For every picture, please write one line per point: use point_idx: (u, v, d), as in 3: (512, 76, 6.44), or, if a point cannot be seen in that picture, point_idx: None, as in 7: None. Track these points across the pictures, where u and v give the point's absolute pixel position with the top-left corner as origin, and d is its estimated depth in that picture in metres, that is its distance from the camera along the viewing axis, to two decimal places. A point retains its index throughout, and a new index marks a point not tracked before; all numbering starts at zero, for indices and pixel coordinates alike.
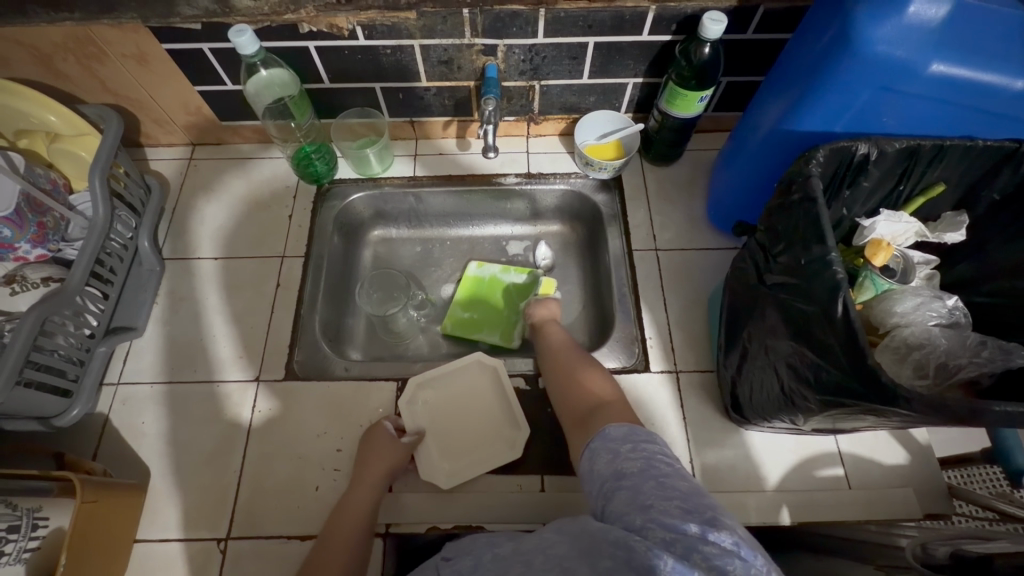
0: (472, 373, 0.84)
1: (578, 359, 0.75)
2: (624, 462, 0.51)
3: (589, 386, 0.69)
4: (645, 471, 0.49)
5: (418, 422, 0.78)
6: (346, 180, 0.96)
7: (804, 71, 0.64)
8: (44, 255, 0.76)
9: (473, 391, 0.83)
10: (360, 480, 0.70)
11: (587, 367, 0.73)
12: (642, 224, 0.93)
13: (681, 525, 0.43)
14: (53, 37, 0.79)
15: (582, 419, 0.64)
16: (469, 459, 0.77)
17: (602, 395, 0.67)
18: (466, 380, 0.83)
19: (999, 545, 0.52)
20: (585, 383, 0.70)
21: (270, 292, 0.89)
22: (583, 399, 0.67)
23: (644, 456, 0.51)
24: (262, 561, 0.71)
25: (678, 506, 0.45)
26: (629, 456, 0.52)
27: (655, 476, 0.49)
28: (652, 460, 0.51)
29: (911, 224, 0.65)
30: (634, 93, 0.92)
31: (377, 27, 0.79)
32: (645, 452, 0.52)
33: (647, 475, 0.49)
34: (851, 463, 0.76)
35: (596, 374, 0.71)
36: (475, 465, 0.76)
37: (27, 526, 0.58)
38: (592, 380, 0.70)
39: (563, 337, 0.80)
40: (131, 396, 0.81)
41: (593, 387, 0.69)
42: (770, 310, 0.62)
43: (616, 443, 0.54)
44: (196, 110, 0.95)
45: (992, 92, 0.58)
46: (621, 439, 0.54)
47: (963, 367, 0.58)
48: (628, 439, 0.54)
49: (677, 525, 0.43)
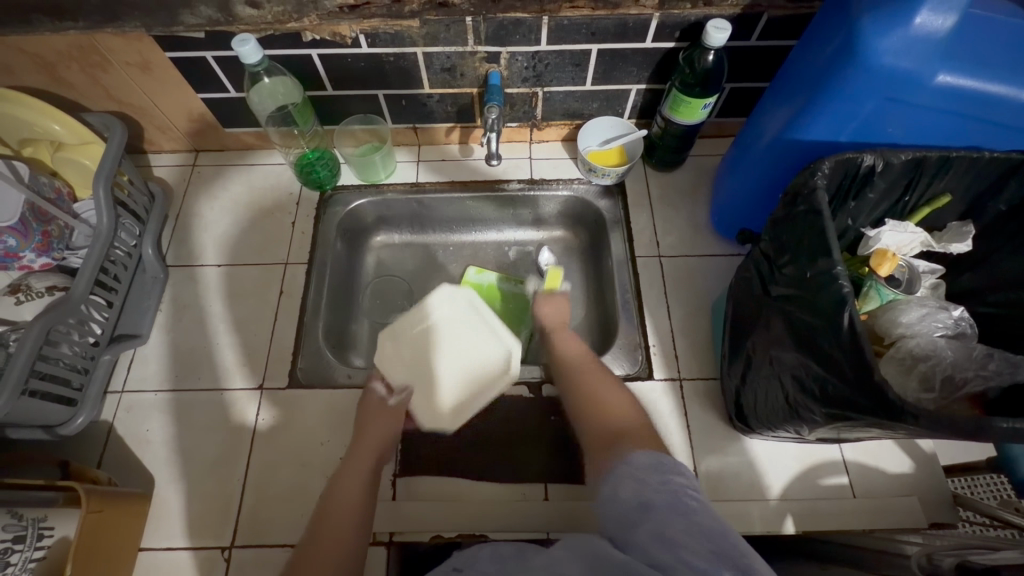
0: (444, 308, 0.87)
1: (591, 369, 0.73)
2: (649, 492, 0.51)
3: (604, 401, 0.68)
4: (673, 505, 0.49)
5: (405, 376, 0.81)
6: (349, 187, 0.96)
7: (810, 81, 0.64)
8: (48, 264, 0.77)
9: (448, 327, 0.86)
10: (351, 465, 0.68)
11: (602, 380, 0.71)
12: (645, 231, 0.93)
13: (711, 569, 0.42)
14: (57, 46, 0.80)
15: (603, 440, 0.63)
16: (469, 391, 0.82)
17: (620, 415, 0.65)
18: (438, 316, 0.86)
19: (1005, 556, 0.52)
20: (602, 398, 0.68)
21: (274, 300, 0.89)
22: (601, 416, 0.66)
23: (673, 490, 0.51)
24: (267, 570, 0.71)
25: (705, 547, 0.44)
26: (656, 488, 0.52)
27: (682, 513, 0.48)
28: (680, 496, 0.51)
29: (917, 234, 0.64)
30: (638, 99, 0.92)
31: (380, 35, 0.79)
32: (674, 486, 0.52)
33: (675, 510, 0.49)
34: (855, 472, 0.76)
35: (611, 387, 0.70)
36: (477, 397, 0.81)
37: (32, 537, 0.59)
38: (609, 395, 0.69)
39: (574, 343, 0.79)
40: (135, 403, 0.81)
41: (612, 404, 0.67)
42: (775, 321, 0.62)
43: (642, 471, 0.54)
44: (200, 117, 0.95)
45: (999, 103, 0.57)
46: (648, 468, 0.54)
47: (969, 379, 0.57)
48: (657, 471, 0.54)
49: (705, 566, 0.42)
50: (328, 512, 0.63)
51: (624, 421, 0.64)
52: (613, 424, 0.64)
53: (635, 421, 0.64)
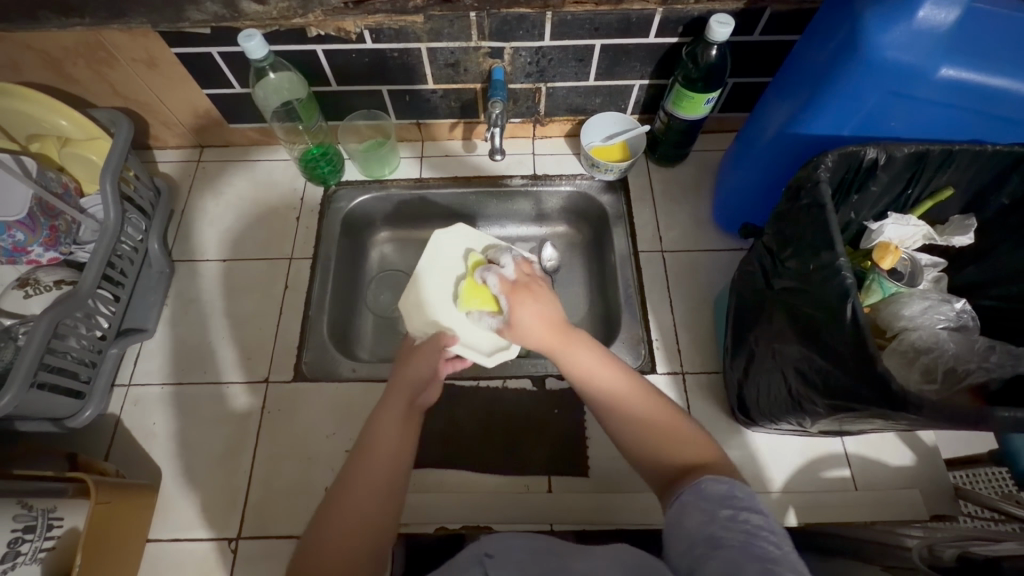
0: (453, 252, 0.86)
1: (610, 376, 0.60)
2: (719, 527, 0.44)
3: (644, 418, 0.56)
4: (748, 549, 0.42)
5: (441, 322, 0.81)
6: (353, 182, 0.97)
7: (813, 75, 0.64)
8: (55, 258, 0.77)
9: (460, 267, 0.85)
10: (372, 440, 0.59)
11: (627, 388, 0.59)
12: (648, 226, 0.93)
13: None
14: (64, 42, 0.80)
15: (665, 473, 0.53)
16: None
17: (683, 442, 0.54)
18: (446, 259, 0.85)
19: (1005, 547, 0.53)
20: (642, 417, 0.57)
21: (278, 294, 0.89)
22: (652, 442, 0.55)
23: (748, 530, 0.43)
24: (274, 561, 0.72)
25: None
26: (728, 524, 0.44)
27: (761, 559, 0.41)
28: (756, 537, 0.43)
29: (919, 227, 0.65)
30: (640, 94, 0.92)
31: (385, 30, 0.79)
32: (748, 526, 0.44)
33: (751, 554, 0.41)
34: (857, 464, 0.76)
35: (649, 400, 0.58)
36: None
37: (43, 526, 0.59)
38: (645, 411, 0.57)
39: (546, 325, 0.65)
40: (141, 397, 0.82)
41: (666, 425, 0.56)
42: (778, 314, 0.63)
43: (711, 502, 0.46)
44: (204, 113, 0.95)
45: (1002, 97, 0.58)
46: (717, 501, 0.46)
47: (971, 371, 0.58)
48: (727, 503, 0.46)
49: None
50: (340, 494, 0.54)
51: (682, 452, 0.53)
52: (672, 455, 0.53)
53: (704, 450, 0.53)
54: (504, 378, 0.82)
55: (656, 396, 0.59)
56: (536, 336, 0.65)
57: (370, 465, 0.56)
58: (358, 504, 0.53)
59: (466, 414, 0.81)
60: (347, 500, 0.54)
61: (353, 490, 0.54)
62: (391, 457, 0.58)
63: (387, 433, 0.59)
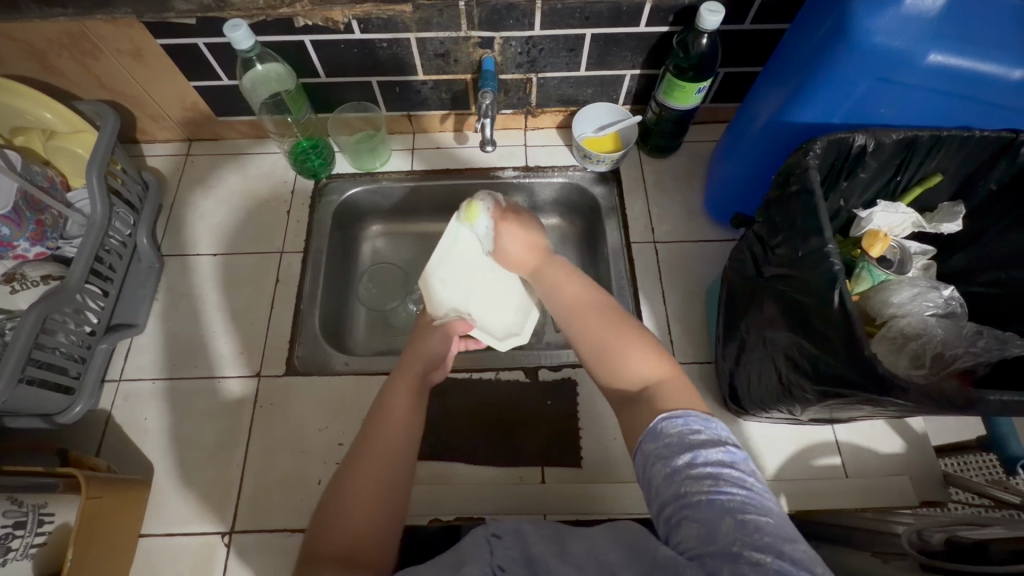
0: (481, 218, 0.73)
1: (572, 289, 0.61)
2: (683, 480, 0.42)
3: (600, 330, 0.55)
4: (716, 501, 0.40)
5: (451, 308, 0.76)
6: (343, 175, 0.96)
7: (802, 62, 0.64)
8: (43, 253, 0.76)
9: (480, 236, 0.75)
10: (374, 436, 0.56)
11: (583, 301, 0.59)
12: (640, 216, 0.93)
13: None
14: (47, 33, 0.79)
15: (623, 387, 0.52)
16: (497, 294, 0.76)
17: (638, 359, 0.52)
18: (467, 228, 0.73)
19: (993, 531, 0.53)
20: (602, 336, 0.55)
21: (270, 289, 0.89)
22: (608, 360, 0.53)
23: (712, 475, 0.41)
24: (267, 554, 0.72)
25: (773, 561, 0.36)
26: (690, 474, 0.42)
27: (731, 511, 0.39)
28: (720, 481, 0.41)
29: (908, 215, 0.65)
30: (632, 84, 0.92)
31: (373, 20, 0.78)
32: (711, 469, 0.41)
33: (720, 508, 0.39)
34: (848, 452, 0.77)
35: (610, 318, 0.56)
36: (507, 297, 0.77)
37: (34, 522, 0.59)
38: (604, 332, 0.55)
39: (521, 245, 0.66)
40: (133, 392, 0.82)
41: (621, 339, 0.54)
42: (768, 302, 0.63)
43: (670, 448, 0.44)
44: (193, 106, 0.94)
45: (989, 82, 0.58)
46: (676, 446, 0.43)
47: (959, 356, 0.58)
48: (685, 446, 0.43)
49: None
50: (347, 495, 0.52)
51: (638, 369, 0.51)
52: (626, 371, 0.52)
53: (660, 364, 0.51)
54: (496, 371, 0.82)
55: (620, 317, 0.56)
56: (518, 261, 0.67)
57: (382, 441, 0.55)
58: (358, 509, 0.51)
59: (459, 407, 0.81)
60: (349, 503, 0.51)
61: (351, 493, 0.52)
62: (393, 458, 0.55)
63: (388, 430, 0.56)
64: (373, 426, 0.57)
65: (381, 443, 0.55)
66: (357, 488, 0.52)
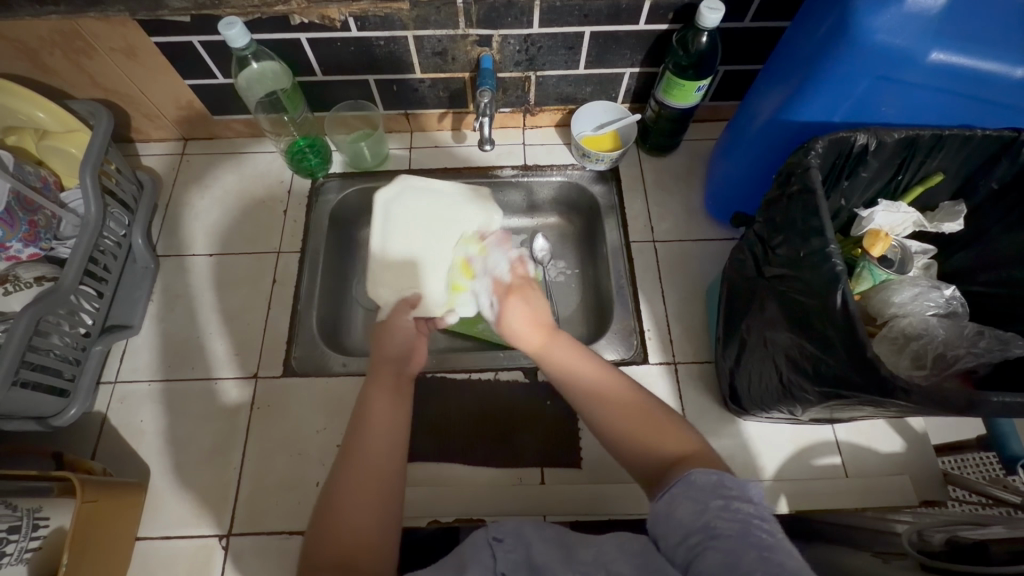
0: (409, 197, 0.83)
1: (585, 366, 0.60)
2: (713, 517, 0.42)
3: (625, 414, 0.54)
4: (744, 538, 0.40)
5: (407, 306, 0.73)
6: (340, 174, 0.95)
7: (803, 60, 0.64)
8: (36, 254, 0.75)
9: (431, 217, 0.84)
10: (364, 437, 0.56)
11: (599, 385, 0.57)
12: (639, 215, 0.93)
13: None
14: (39, 31, 0.78)
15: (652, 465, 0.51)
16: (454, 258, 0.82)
17: (664, 439, 0.52)
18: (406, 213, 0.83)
19: (993, 531, 0.53)
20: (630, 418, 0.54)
21: (267, 289, 0.88)
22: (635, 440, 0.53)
23: (742, 519, 0.42)
24: (265, 557, 0.71)
25: None
26: (721, 514, 0.42)
27: (756, 547, 0.39)
28: (750, 526, 0.41)
29: (909, 214, 0.64)
30: (631, 83, 0.91)
31: (370, 18, 0.78)
32: (742, 515, 0.42)
33: (746, 543, 0.40)
34: (848, 452, 0.77)
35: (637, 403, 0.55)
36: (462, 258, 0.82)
37: (28, 527, 0.58)
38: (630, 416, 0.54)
39: (528, 321, 0.64)
40: (128, 394, 0.81)
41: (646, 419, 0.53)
42: (769, 302, 0.62)
43: (703, 492, 0.44)
44: (187, 105, 0.93)
45: (991, 81, 0.58)
46: (709, 491, 0.44)
47: (961, 356, 0.58)
48: (720, 491, 0.44)
49: None
50: (342, 501, 0.51)
51: (665, 447, 0.51)
52: (654, 450, 0.51)
53: (685, 443, 0.51)
54: (496, 371, 0.82)
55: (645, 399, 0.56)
56: (525, 338, 0.64)
57: (370, 444, 0.55)
58: (354, 514, 0.51)
59: (459, 409, 0.80)
60: (353, 506, 0.51)
61: (345, 496, 0.51)
62: (382, 459, 0.54)
63: (377, 434, 0.56)
64: (360, 426, 0.57)
65: (371, 445, 0.55)
66: (350, 493, 0.52)
